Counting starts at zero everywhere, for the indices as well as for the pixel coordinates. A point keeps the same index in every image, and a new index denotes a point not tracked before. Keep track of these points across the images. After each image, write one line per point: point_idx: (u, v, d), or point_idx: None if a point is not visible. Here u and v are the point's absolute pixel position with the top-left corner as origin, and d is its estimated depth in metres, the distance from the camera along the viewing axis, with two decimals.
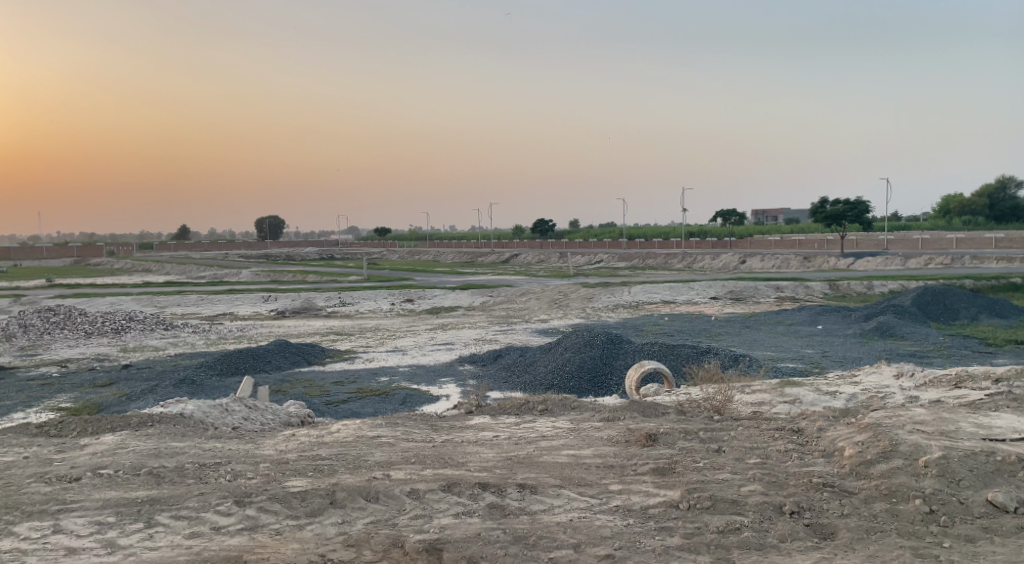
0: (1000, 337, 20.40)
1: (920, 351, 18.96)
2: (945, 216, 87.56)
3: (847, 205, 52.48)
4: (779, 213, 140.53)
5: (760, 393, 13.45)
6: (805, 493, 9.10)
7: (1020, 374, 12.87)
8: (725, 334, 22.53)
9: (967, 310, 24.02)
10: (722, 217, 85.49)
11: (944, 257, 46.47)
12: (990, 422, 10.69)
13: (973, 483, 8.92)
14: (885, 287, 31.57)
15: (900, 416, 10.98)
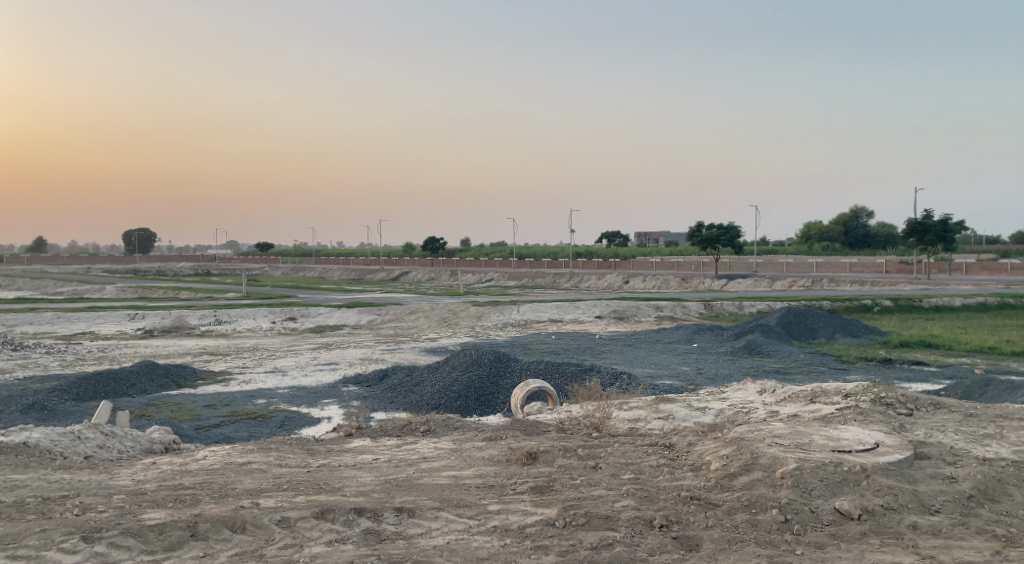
0: (853, 355, 21.52)
1: (784, 368, 19.79)
2: (806, 241, 92.56)
3: (721, 228, 54.66)
4: (659, 236, 145.19)
5: (636, 409, 13.70)
6: (673, 506, 9.27)
7: (868, 388, 13.57)
8: (608, 352, 22.94)
9: (825, 329, 25.32)
10: (607, 239, 87.26)
11: (807, 280, 48.99)
12: (841, 434, 11.21)
13: (823, 492, 9.31)
14: (754, 307, 32.95)
15: (761, 430, 11.39)
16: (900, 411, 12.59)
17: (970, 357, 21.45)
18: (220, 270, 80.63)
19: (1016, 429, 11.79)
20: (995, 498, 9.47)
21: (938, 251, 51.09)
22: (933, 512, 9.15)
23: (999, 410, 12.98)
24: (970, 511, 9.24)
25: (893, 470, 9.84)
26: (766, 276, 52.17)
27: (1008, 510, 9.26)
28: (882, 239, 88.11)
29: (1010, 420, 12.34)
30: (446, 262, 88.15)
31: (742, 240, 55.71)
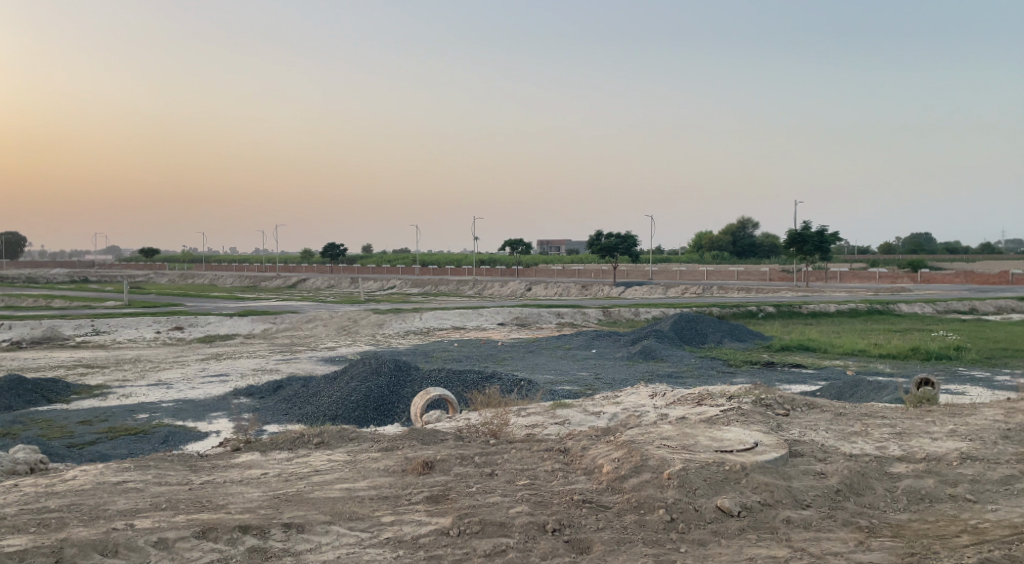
0: (739, 359, 22.21)
1: (677, 372, 20.23)
2: (698, 249, 95.57)
3: (619, 237, 55.75)
4: (561, 244, 147.19)
5: (533, 415, 13.70)
6: (566, 510, 9.27)
7: (750, 390, 14.02)
8: (509, 358, 22.97)
9: (714, 334, 26.08)
10: (509, 246, 87.81)
11: (698, 287, 50.48)
12: (725, 434, 11.50)
13: (707, 490, 9.51)
14: (650, 313, 33.66)
15: (651, 433, 11.57)
16: (777, 412, 13.04)
17: (843, 359, 22.49)
18: (101, 277, 76.95)
19: (879, 427, 12.38)
20: (860, 491, 9.86)
21: (818, 261, 53.51)
22: (805, 506, 9.46)
23: (867, 410, 13.61)
24: (838, 504, 9.59)
25: (770, 468, 10.14)
26: (660, 284, 53.49)
27: (872, 502, 9.65)
28: (767, 249, 91.85)
29: (875, 418, 12.97)
30: (346, 269, 86.82)
31: (638, 248, 56.96)
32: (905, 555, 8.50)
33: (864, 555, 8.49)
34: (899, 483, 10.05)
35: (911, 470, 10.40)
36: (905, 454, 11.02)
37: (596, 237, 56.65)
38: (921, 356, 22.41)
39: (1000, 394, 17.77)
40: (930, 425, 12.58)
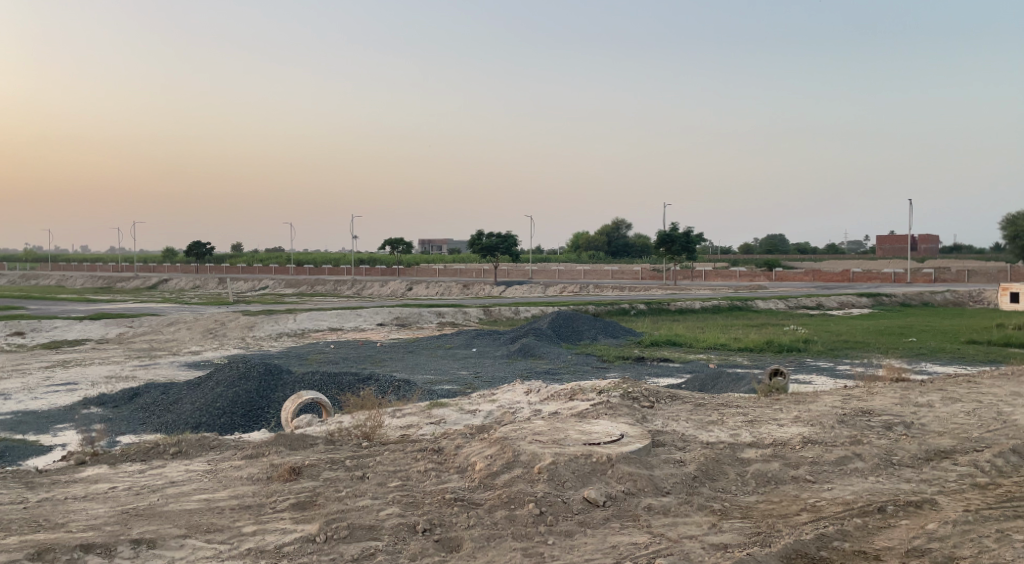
0: (612, 355, 22.68)
1: (553, 369, 20.45)
2: (575, 249, 97.47)
3: (500, 237, 56.05)
4: (441, 244, 146.89)
5: (408, 416, 13.51)
6: (437, 510, 9.19)
7: (619, 384, 14.31)
8: (388, 359, 22.64)
9: (590, 330, 26.57)
10: (388, 246, 86.87)
11: (575, 286, 51.45)
12: (593, 427, 11.70)
13: (574, 483, 9.69)
14: (529, 312, 33.96)
15: (523, 429, 11.62)
16: (643, 404, 13.39)
17: (706, 353, 23.41)
18: None
19: (733, 416, 12.93)
20: (715, 476, 10.26)
21: (687, 261, 55.52)
22: (665, 493, 9.75)
23: (723, 400, 14.20)
24: (695, 490, 9.93)
25: (634, 458, 10.42)
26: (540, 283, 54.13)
27: (725, 486, 10.06)
28: (639, 249, 94.60)
29: (731, 407, 13.53)
30: (214, 270, 83.61)
31: (518, 248, 57.44)
32: (753, 534, 8.88)
33: (717, 536, 8.81)
34: (749, 468, 10.52)
35: (759, 455, 10.91)
36: (755, 440, 11.56)
37: (476, 236, 56.59)
38: (774, 348, 23.64)
39: (843, 382, 18.94)
40: (777, 412, 13.25)
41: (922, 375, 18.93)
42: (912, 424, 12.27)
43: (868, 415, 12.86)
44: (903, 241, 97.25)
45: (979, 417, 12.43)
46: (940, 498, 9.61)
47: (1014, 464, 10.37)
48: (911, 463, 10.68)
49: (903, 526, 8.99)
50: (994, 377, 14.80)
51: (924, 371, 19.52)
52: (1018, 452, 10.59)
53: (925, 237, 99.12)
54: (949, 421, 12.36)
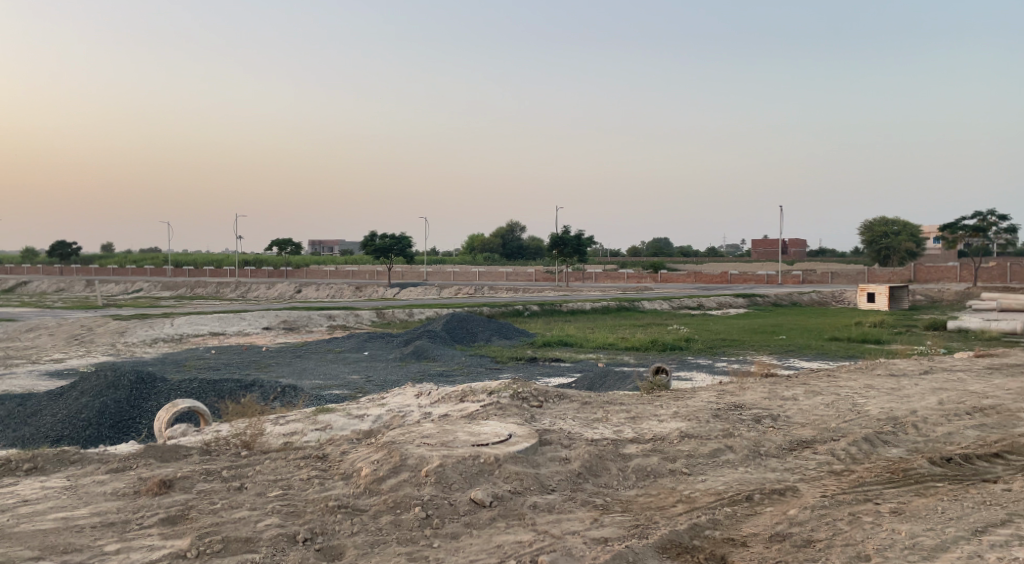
0: (505, 356, 22.89)
1: (446, 371, 20.49)
2: (469, 250, 98.14)
3: (393, 238, 55.56)
4: (330, 245, 144.96)
5: (292, 422, 13.19)
6: (319, 518, 9.11)
7: (509, 385, 14.46)
8: (273, 364, 22.14)
9: (484, 332, 26.69)
10: (275, 246, 85.00)
11: (470, 287, 51.69)
12: (482, 429, 11.80)
13: (461, 485, 9.77)
14: (423, 314, 33.86)
15: (411, 432, 11.61)
16: (532, 404, 13.62)
17: (596, 353, 23.89)
18: None
19: (617, 413, 13.33)
20: (598, 472, 10.55)
21: (578, 262, 56.59)
22: (550, 491, 9.95)
23: (608, 398, 14.56)
24: (578, 486, 10.18)
25: (522, 458, 10.60)
26: (434, 285, 54.04)
27: (607, 482, 10.35)
28: (533, 251, 95.82)
29: (615, 405, 13.92)
30: (86, 271, 79.83)
31: (412, 250, 57.08)
32: (632, 527, 9.08)
33: (598, 530, 8.98)
34: (630, 462, 10.88)
35: (641, 450, 11.29)
36: (636, 436, 11.94)
37: (369, 237, 55.88)
38: (659, 347, 24.40)
39: (720, 378, 19.79)
40: (657, 408, 13.72)
41: (789, 370, 20.00)
42: (779, 416, 12.94)
43: (741, 409, 13.47)
44: (775, 246, 102.49)
45: (838, 408, 13.22)
46: (801, 485, 10.06)
47: (868, 450, 11.04)
48: (777, 454, 11.25)
49: (769, 513, 9.29)
50: (851, 370, 15.80)
51: (792, 366, 20.62)
52: (869, 440, 11.28)
53: (796, 243, 104.43)
54: (811, 413, 13.09)
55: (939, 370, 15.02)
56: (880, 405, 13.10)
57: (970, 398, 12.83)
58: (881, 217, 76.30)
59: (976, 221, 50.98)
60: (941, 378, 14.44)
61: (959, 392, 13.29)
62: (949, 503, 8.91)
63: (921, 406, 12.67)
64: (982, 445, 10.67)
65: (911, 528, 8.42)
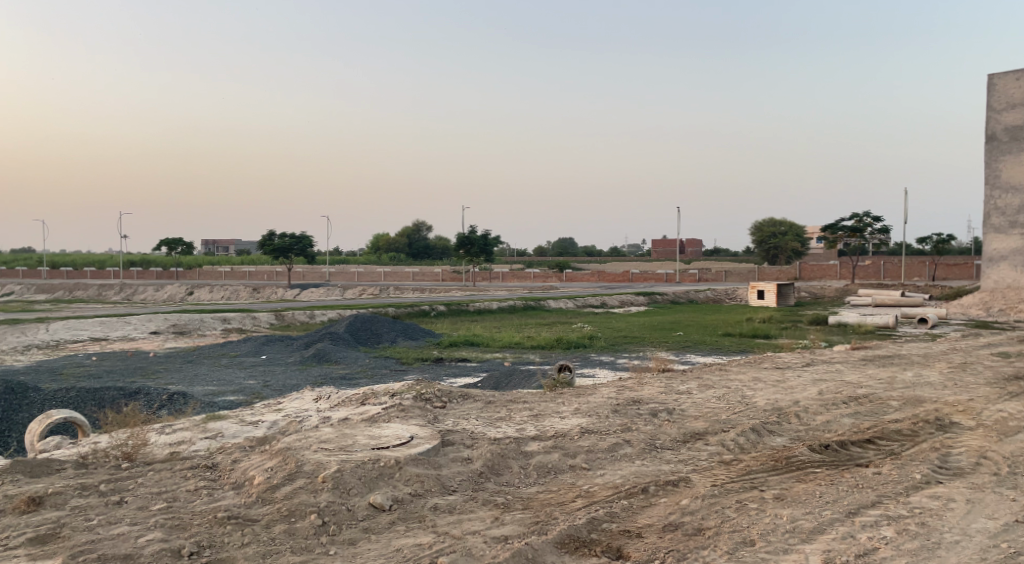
0: (411, 357, 22.87)
1: (349, 374, 20.30)
2: (373, 250, 97.32)
3: (293, 238, 54.57)
4: (227, 245, 141.15)
5: (179, 432, 12.58)
6: (207, 530, 8.94)
7: (411, 387, 14.44)
8: (163, 371, 21.44)
9: (389, 333, 26.51)
10: (167, 245, 82.24)
11: (375, 288, 51.23)
12: (381, 432, 11.76)
13: (360, 489, 9.74)
14: (325, 316, 33.40)
15: (308, 437, 11.46)
16: (435, 405, 13.66)
17: (502, 351, 24.05)
18: None
19: (520, 411, 13.52)
20: (499, 471, 10.69)
21: (484, 262, 56.82)
22: (451, 492, 10.01)
23: (511, 396, 14.74)
24: (480, 485, 10.28)
25: (423, 460, 10.64)
26: (337, 286, 53.30)
27: (508, 480, 10.48)
28: (439, 251, 95.60)
29: (517, 403, 14.11)
30: None
31: (314, 250, 56.13)
32: (531, 523, 9.17)
33: (498, 529, 9.04)
34: (532, 460, 11.06)
35: (541, 447, 11.48)
36: (538, 433, 12.14)
37: (267, 237, 54.69)
38: (563, 345, 24.76)
39: (620, 374, 20.27)
40: (559, 405, 13.97)
41: (684, 365, 20.65)
42: (674, 410, 13.38)
43: (639, 404, 13.86)
44: (672, 245, 105.37)
45: (729, 401, 13.76)
46: (693, 475, 10.39)
47: (755, 440, 11.53)
48: (672, 446, 11.62)
49: (663, 503, 9.54)
50: (741, 364, 16.46)
51: (688, 361, 21.29)
52: (756, 430, 11.80)
53: (693, 243, 107.65)
54: (704, 406, 13.58)
55: (821, 362, 15.81)
56: (767, 396, 13.70)
57: (848, 388, 13.58)
58: (769, 218, 79.46)
59: (854, 222, 53.53)
60: (823, 369, 15.21)
61: (837, 382, 14.04)
62: (826, 488, 9.41)
63: (803, 397, 13.32)
64: (857, 431, 11.31)
65: (791, 513, 8.86)
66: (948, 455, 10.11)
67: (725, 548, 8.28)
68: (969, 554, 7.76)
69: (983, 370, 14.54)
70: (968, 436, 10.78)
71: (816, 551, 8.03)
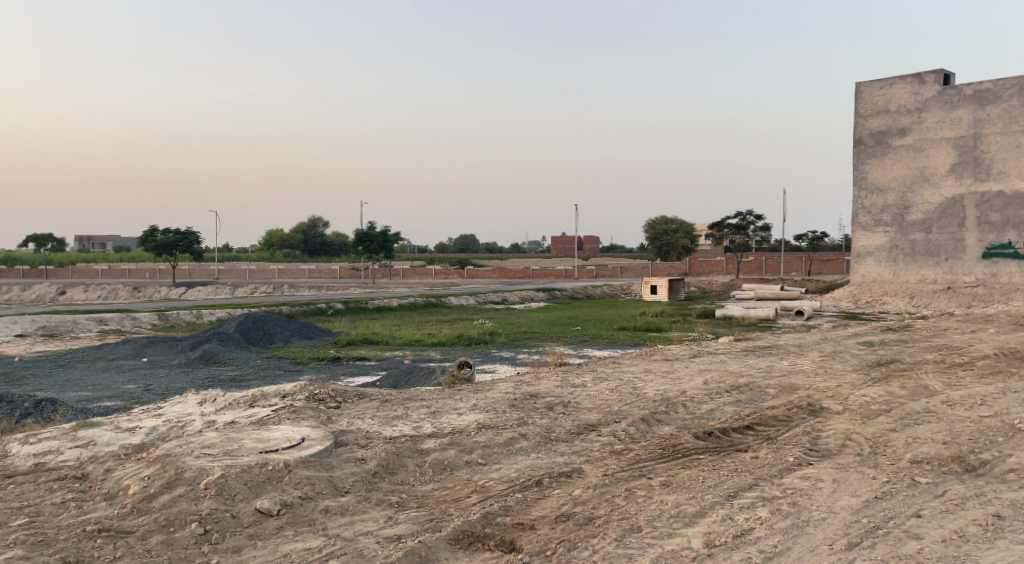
0: (306, 356, 22.58)
1: (239, 375, 19.87)
2: (266, 247, 95.12)
3: (177, 234, 52.77)
4: (107, 242, 135.11)
5: (46, 440, 11.79)
6: (76, 546, 8.67)
7: (303, 388, 14.28)
8: (31, 377, 20.39)
9: (282, 333, 26.02)
10: (38, 242, 78.12)
11: (267, 286, 50.10)
12: (270, 435, 11.59)
13: (246, 495, 9.60)
14: (213, 315, 32.54)
15: (190, 443, 11.16)
16: (328, 405, 13.58)
17: (402, 350, 23.99)
18: None
19: (416, 408, 13.61)
20: (394, 470, 10.74)
21: (383, 259, 56.36)
22: (343, 493, 10.00)
23: (407, 394, 14.78)
24: (374, 485, 10.31)
25: (313, 462, 10.57)
26: (227, 284, 51.89)
27: (403, 478, 10.55)
28: (336, 248, 94.24)
29: (414, 401, 14.19)
30: None
31: (200, 246, 54.52)
32: (426, 521, 9.28)
33: (392, 528, 9.11)
34: (427, 457, 11.15)
35: (437, 444, 11.59)
36: (434, 430, 12.26)
37: (148, 233, 52.70)
38: (464, 342, 24.92)
39: (518, 370, 20.54)
40: (456, 402, 14.11)
41: (580, 359, 21.12)
42: (569, 403, 13.71)
43: (535, 398, 14.14)
44: (570, 242, 107.04)
45: (620, 392, 14.19)
46: (586, 466, 10.70)
47: (644, 430, 11.95)
48: (566, 438, 11.92)
49: (556, 495, 9.80)
50: (632, 357, 16.97)
51: (584, 355, 21.78)
52: (646, 420, 12.24)
53: (591, 241, 109.60)
54: (597, 398, 13.97)
55: (706, 354, 16.48)
56: (656, 387, 14.20)
57: (730, 377, 14.23)
58: (662, 216, 81.62)
59: (739, 220, 55.59)
60: (707, 360, 15.87)
61: (720, 373, 14.68)
62: (708, 473, 9.87)
63: (689, 387, 13.87)
64: (738, 419, 11.88)
65: (676, 498, 9.27)
66: (818, 438, 10.74)
67: (613, 535, 8.59)
68: (834, 530, 8.30)
69: (852, 358, 15.48)
70: (836, 420, 11.49)
71: (697, 535, 8.42)
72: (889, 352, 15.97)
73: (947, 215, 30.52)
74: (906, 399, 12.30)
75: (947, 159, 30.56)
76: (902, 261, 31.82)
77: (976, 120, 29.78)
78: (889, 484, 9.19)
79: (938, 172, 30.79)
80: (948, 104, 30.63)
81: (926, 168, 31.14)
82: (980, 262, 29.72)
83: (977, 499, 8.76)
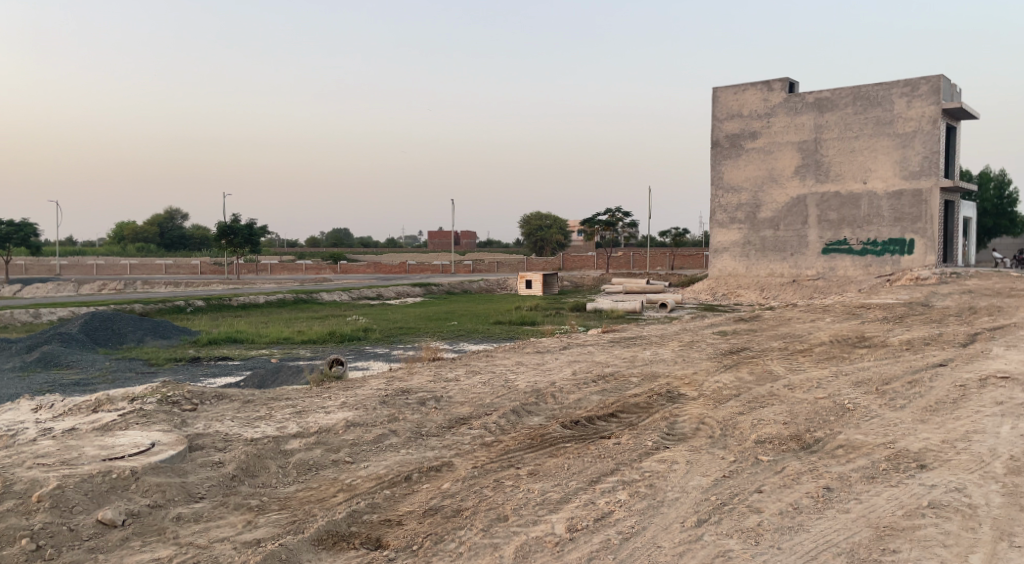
0: (161, 357, 21.80)
1: (84, 379, 18.98)
2: (119, 241, 90.82)
3: (12, 226, 49.65)
4: None
5: None
6: None
7: (156, 390, 13.79)
8: None
9: (134, 333, 24.96)
10: None
11: (117, 282, 47.89)
12: (115, 440, 11.14)
13: (86, 506, 9.19)
14: (53, 314, 30.90)
15: (21, 453, 10.58)
16: (184, 408, 13.20)
17: (268, 348, 23.49)
18: None
19: (282, 408, 13.43)
20: (254, 472, 10.58)
21: (248, 253, 54.86)
22: (197, 499, 9.79)
23: (272, 393, 14.55)
24: (232, 489, 10.14)
25: (164, 468, 10.25)
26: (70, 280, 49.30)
27: (265, 481, 10.42)
28: (196, 241, 90.83)
29: (279, 401, 13.99)
30: None
31: (37, 238, 51.58)
32: (288, 523, 9.23)
33: (250, 533, 9.01)
34: (291, 458, 11.05)
35: (302, 444, 11.50)
36: (301, 430, 12.14)
37: None
38: (336, 339, 24.62)
39: (392, 365, 20.52)
40: (324, 400, 14.00)
41: (452, 353, 21.28)
42: (440, 397, 13.83)
43: (406, 393, 14.20)
44: (447, 237, 106.74)
45: (491, 385, 14.44)
46: (455, 459, 10.87)
47: (514, 421, 12.22)
48: (437, 432, 12.05)
49: (424, 489, 9.93)
50: (504, 350, 17.26)
51: (456, 349, 21.98)
52: (516, 412, 12.50)
53: (467, 236, 109.76)
54: (470, 391, 14.16)
55: (575, 346, 16.96)
56: (526, 379, 14.52)
57: (596, 367, 14.72)
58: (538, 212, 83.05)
59: (608, 216, 57.15)
60: (575, 352, 16.34)
61: (588, 363, 15.15)
62: (572, 461, 10.22)
63: (558, 378, 14.26)
64: (602, 407, 12.31)
65: (541, 486, 9.57)
66: (674, 423, 11.28)
67: (479, 525, 8.80)
68: (685, 509, 8.77)
69: (707, 347, 16.27)
70: (692, 405, 12.09)
71: (561, 520, 8.73)
72: (740, 341, 16.89)
73: (793, 213, 32.33)
74: (753, 384, 13.06)
75: (793, 160, 32.40)
76: (755, 256, 33.49)
77: (816, 126, 31.69)
78: (736, 463, 9.77)
79: (785, 173, 32.61)
80: (792, 110, 32.45)
81: (775, 169, 32.89)
82: (822, 257, 31.66)
83: (811, 473, 9.44)
